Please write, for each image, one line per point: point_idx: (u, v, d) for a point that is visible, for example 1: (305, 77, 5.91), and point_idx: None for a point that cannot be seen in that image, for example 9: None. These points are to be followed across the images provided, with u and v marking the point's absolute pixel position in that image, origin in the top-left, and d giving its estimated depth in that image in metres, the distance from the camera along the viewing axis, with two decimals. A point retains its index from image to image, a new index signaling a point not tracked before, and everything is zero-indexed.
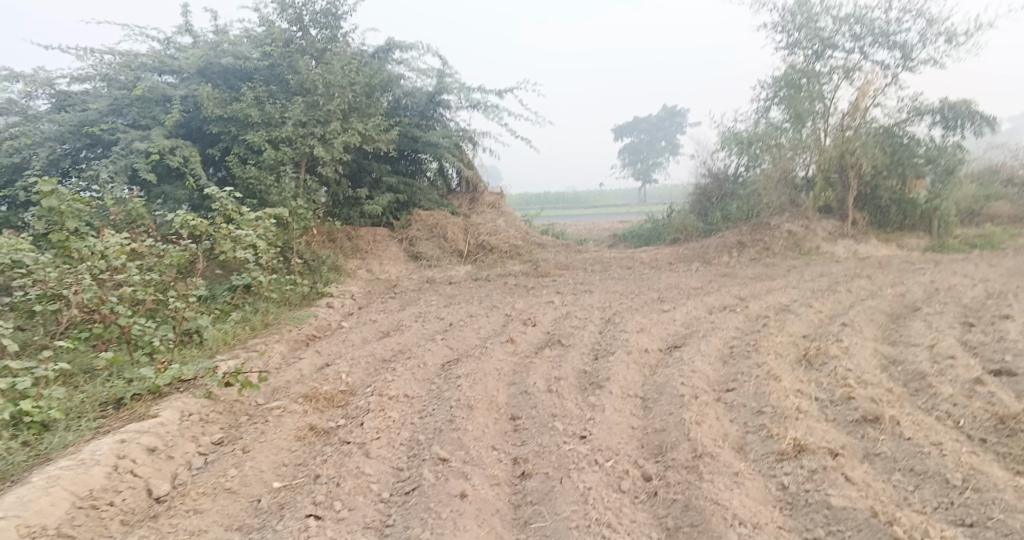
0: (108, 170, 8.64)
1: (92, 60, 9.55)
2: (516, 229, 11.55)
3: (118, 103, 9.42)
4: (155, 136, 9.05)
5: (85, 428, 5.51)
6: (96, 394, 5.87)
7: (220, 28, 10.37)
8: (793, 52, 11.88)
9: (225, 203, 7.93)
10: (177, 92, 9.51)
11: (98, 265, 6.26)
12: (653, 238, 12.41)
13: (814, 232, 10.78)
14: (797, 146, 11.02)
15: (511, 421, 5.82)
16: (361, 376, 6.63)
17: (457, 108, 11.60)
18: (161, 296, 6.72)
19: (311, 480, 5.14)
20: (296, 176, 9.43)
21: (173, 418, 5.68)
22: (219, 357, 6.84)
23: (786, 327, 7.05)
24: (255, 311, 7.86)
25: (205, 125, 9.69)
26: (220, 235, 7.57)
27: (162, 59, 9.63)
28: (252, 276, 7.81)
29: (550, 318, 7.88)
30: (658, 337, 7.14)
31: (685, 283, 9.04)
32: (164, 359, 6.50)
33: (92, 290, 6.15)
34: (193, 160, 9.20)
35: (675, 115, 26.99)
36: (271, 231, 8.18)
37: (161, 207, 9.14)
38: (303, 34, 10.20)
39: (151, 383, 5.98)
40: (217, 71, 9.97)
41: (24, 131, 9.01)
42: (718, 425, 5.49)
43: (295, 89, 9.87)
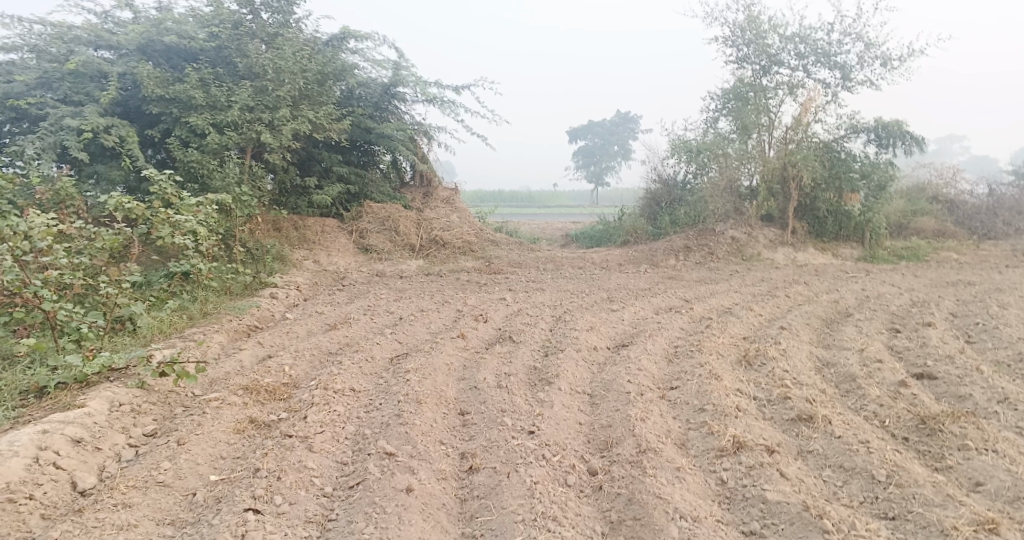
0: (34, 147, 8.42)
1: (19, 28, 9.23)
2: (469, 224, 11.61)
3: (47, 76, 9.08)
4: (88, 112, 8.82)
5: (3, 417, 5.38)
6: (16, 382, 5.74)
7: (164, 6, 10.17)
8: (741, 65, 12.25)
9: (164, 186, 7.80)
10: (113, 68, 9.21)
11: (20, 246, 6.00)
12: (604, 239, 12.65)
13: (755, 239, 11.15)
14: (743, 157, 11.36)
15: (459, 415, 5.92)
16: (305, 369, 6.63)
17: (412, 102, 11.63)
18: (91, 280, 6.56)
19: (249, 473, 5.12)
20: (240, 162, 9.33)
21: (102, 408, 5.63)
22: (153, 345, 6.73)
23: (727, 329, 7.32)
24: (193, 300, 7.75)
25: (144, 104, 9.43)
26: (158, 220, 7.44)
27: (98, 33, 9.37)
28: (192, 263, 7.67)
29: (501, 315, 7.99)
30: (606, 336, 7.32)
31: (633, 283, 9.27)
32: (92, 347, 6.40)
33: (14, 272, 5.93)
34: (131, 140, 8.96)
35: (629, 119, 27.39)
36: (212, 218, 8.09)
37: (92, 188, 8.92)
38: (254, 17, 10.22)
39: (77, 371, 5.84)
40: (159, 50, 9.66)
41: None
42: (661, 422, 5.69)
43: (244, 73, 9.78)
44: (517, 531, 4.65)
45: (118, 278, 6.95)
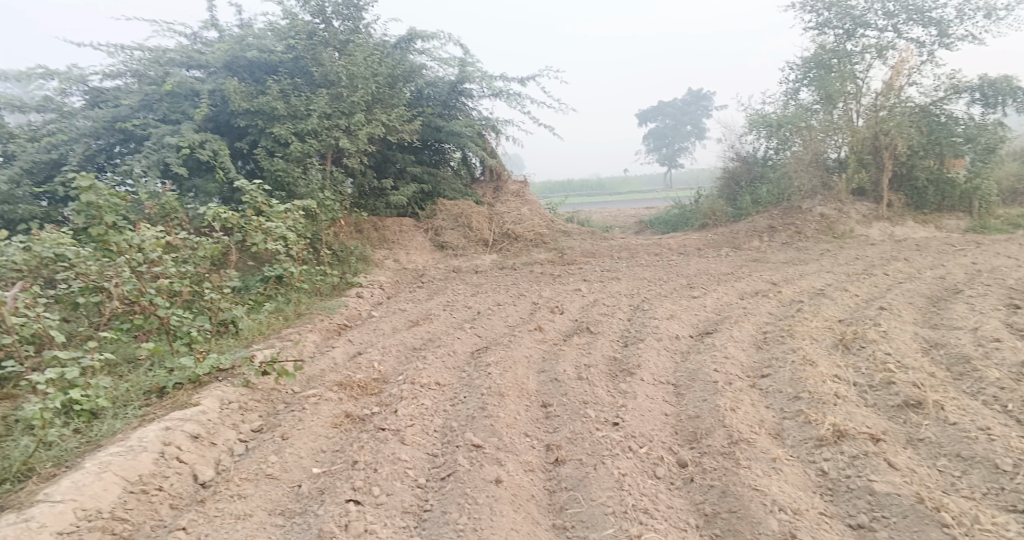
0: (140, 165, 8.77)
1: (122, 56, 9.57)
2: (540, 216, 11.46)
3: (148, 97, 9.45)
4: (185, 130, 9.07)
5: (131, 416, 5.57)
6: (140, 383, 5.94)
7: (245, 22, 10.37)
8: (822, 31, 11.66)
9: (256, 195, 7.91)
10: (205, 87, 9.45)
11: (136, 257, 6.40)
12: (681, 223, 12.25)
13: (846, 216, 10.61)
14: (828, 127, 10.79)
15: (541, 408, 5.78)
16: (393, 364, 6.65)
17: (479, 97, 11.55)
18: (197, 287, 6.84)
19: (348, 465, 5.14)
20: (322, 168, 9.52)
21: (215, 406, 5.74)
22: (256, 346, 6.87)
23: (820, 311, 6.95)
24: (288, 301, 7.91)
25: (233, 119, 9.66)
26: (251, 228, 7.62)
27: (189, 54, 9.63)
28: (284, 267, 7.91)
29: (577, 306, 7.82)
30: (688, 324, 7.06)
31: (715, 268, 8.93)
32: (202, 350, 6.59)
33: (132, 282, 6.29)
34: (223, 154, 9.18)
35: (701, 98, 26.72)
36: (301, 223, 8.23)
37: (194, 201, 9.24)
38: (326, 26, 10.16)
39: (191, 372, 6.05)
40: (243, 65, 9.88)
41: (60, 128, 9.10)
42: (753, 411, 5.41)
43: (320, 81, 9.88)
44: (608, 523, 4.51)
45: (221, 286, 7.20)
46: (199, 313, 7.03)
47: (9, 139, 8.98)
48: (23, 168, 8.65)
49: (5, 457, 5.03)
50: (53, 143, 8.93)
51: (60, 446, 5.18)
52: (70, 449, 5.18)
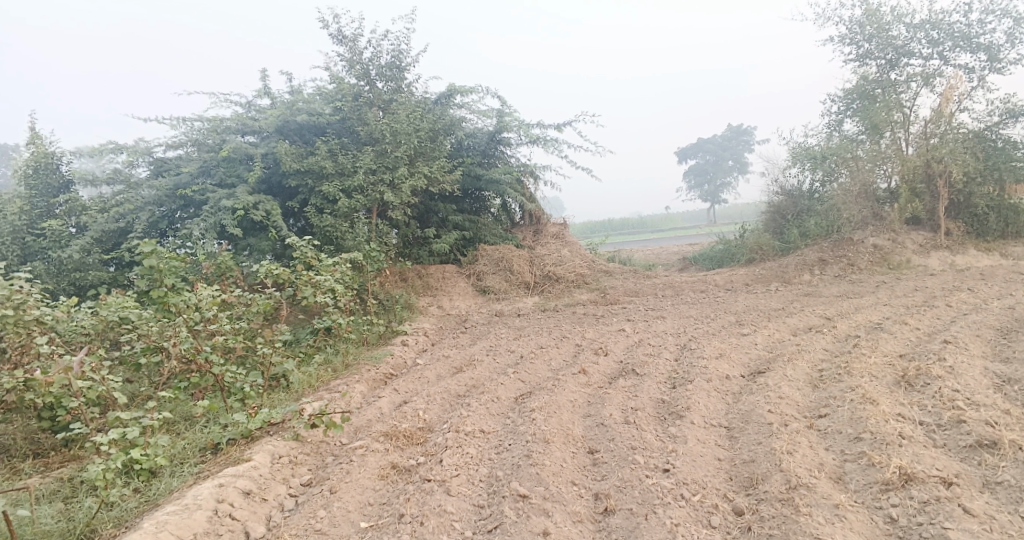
0: (199, 227, 8.92)
1: (183, 127, 9.92)
2: (581, 257, 11.34)
3: (206, 164, 9.76)
4: (240, 193, 9.29)
5: (187, 473, 5.57)
6: (195, 440, 5.96)
7: (295, 88, 10.65)
8: (863, 63, 11.44)
9: (305, 251, 8.04)
10: (258, 150, 9.68)
11: (192, 317, 6.55)
12: (725, 259, 11.73)
13: (902, 246, 10.24)
14: (876, 157, 10.46)
15: (589, 454, 5.58)
16: (437, 412, 6.54)
17: (517, 145, 11.57)
18: (250, 343, 6.93)
19: (395, 518, 5.03)
20: (368, 222, 9.60)
21: (265, 461, 5.70)
22: (305, 399, 6.85)
23: (879, 346, 6.63)
24: (336, 352, 7.90)
25: (285, 180, 9.89)
26: (302, 282, 7.65)
27: (244, 121, 9.86)
28: (334, 319, 7.88)
29: (622, 347, 7.63)
30: (739, 363, 6.80)
31: (765, 304, 8.66)
32: (255, 405, 6.62)
33: (189, 341, 6.36)
34: (275, 213, 9.41)
35: (743, 133, 26.41)
36: (349, 274, 8.27)
37: (249, 259, 9.37)
38: (371, 87, 10.39)
39: (243, 428, 6.03)
40: (293, 128, 10.15)
41: (127, 198, 9.39)
42: (812, 454, 5.12)
43: (365, 139, 10.02)
44: None
45: (273, 340, 7.26)
46: (252, 369, 7.08)
47: (81, 211, 9.32)
48: (93, 237, 8.96)
49: (69, 520, 5.08)
50: (120, 212, 9.20)
51: (121, 506, 5.18)
52: (130, 509, 5.18)
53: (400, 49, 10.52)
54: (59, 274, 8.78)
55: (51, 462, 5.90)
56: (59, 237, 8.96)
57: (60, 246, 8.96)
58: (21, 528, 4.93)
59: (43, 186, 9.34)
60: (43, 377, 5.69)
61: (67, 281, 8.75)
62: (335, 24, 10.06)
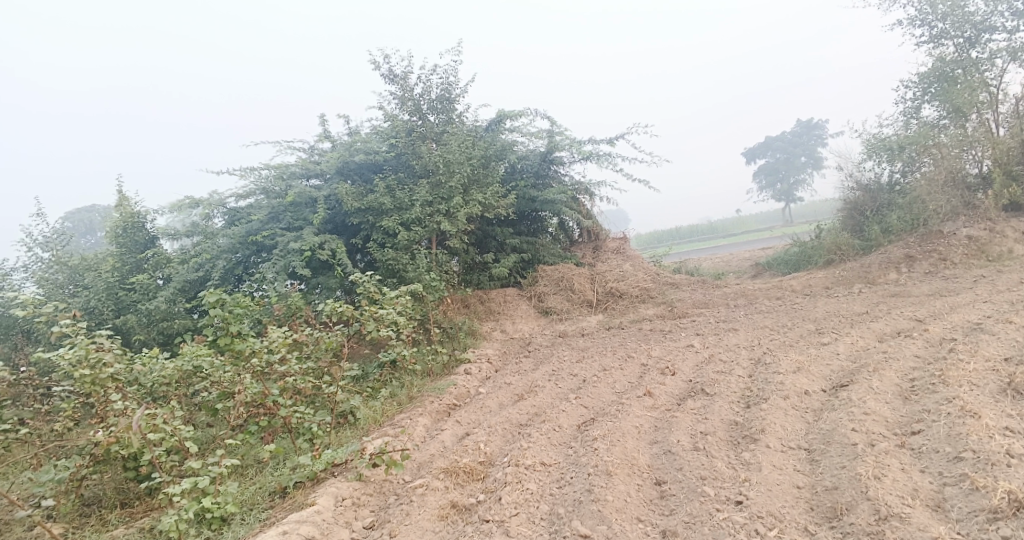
0: (271, 270, 8.94)
1: (252, 177, 9.96)
2: (645, 270, 10.87)
3: (275, 210, 9.76)
4: (305, 234, 9.29)
5: (255, 521, 5.37)
6: (265, 484, 5.79)
7: (353, 129, 10.72)
8: (939, 43, 10.54)
9: (368, 285, 7.87)
10: (322, 193, 9.73)
11: (262, 359, 6.34)
12: (802, 262, 10.93)
13: (1001, 235, 9.16)
14: (962, 141, 9.77)
15: (656, 486, 5.15)
16: (499, 444, 6.18)
17: (571, 163, 11.25)
18: (318, 382, 6.75)
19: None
20: (429, 252, 9.44)
21: (328, 505, 5.43)
22: (370, 436, 6.60)
23: (979, 350, 5.94)
24: (401, 385, 7.68)
25: (348, 218, 9.87)
26: (366, 317, 7.44)
27: (308, 165, 9.98)
28: (398, 351, 7.68)
29: (691, 365, 7.15)
30: (819, 377, 6.24)
31: (846, 308, 8.01)
32: (324, 444, 6.39)
33: (256, 386, 6.24)
34: (340, 251, 9.31)
35: (813, 128, 25.03)
36: (411, 306, 8.00)
37: (319, 298, 9.29)
38: (423, 122, 10.31)
39: (309, 470, 5.78)
40: (354, 168, 10.15)
41: (205, 248, 9.45)
42: (905, 478, 4.56)
43: (421, 172, 9.89)
44: None
45: (341, 378, 7.07)
46: (321, 408, 6.89)
47: (167, 264, 9.51)
48: (176, 287, 9.06)
49: None
50: (198, 262, 9.30)
51: None
52: None
53: (449, 81, 10.42)
54: (149, 323, 8.97)
55: (136, 512, 5.72)
56: (147, 290, 9.18)
57: (148, 297, 9.18)
58: None
59: (131, 242, 9.62)
60: (109, 437, 5.44)
61: (157, 331, 8.91)
62: (386, 63, 10.06)
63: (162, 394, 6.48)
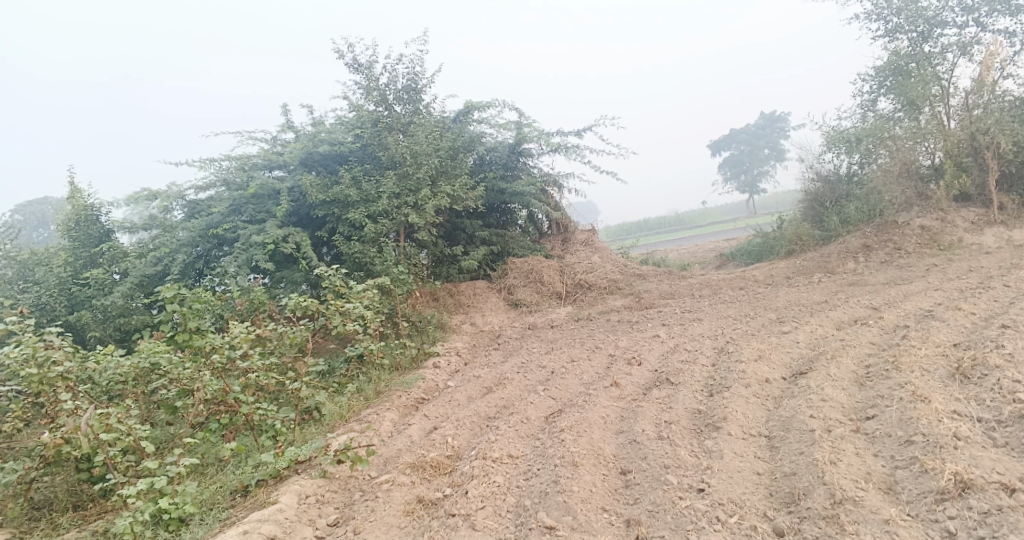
0: (233, 264, 8.84)
1: (212, 168, 9.86)
2: (612, 262, 10.97)
3: (236, 202, 9.65)
4: (269, 227, 9.22)
5: (214, 521, 5.33)
6: (226, 483, 5.75)
7: (317, 119, 10.65)
8: (894, 37, 10.78)
9: (333, 279, 7.84)
10: (285, 185, 9.69)
11: (221, 357, 6.29)
12: (764, 252, 11.14)
13: (952, 224, 9.46)
14: (916, 134, 9.97)
15: (621, 476, 5.26)
16: (467, 438, 6.24)
17: (539, 155, 11.31)
18: (282, 378, 6.72)
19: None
20: (396, 245, 9.43)
21: (293, 502, 5.43)
22: (335, 432, 6.59)
23: (931, 336, 6.13)
24: (368, 380, 7.68)
25: (312, 210, 9.82)
26: (331, 311, 7.41)
27: (270, 156, 9.91)
28: (366, 345, 7.60)
29: (657, 355, 7.28)
30: (779, 365, 6.40)
31: (806, 297, 8.20)
32: (287, 441, 6.37)
33: (215, 384, 6.17)
34: (305, 245, 9.25)
35: (777, 120, 25.47)
36: (377, 300, 7.98)
37: (283, 292, 9.23)
38: (389, 111, 10.27)
39: (272, 467, 5.79)
40: (317, 159, 10.11)
41: (162, 242, 9.31)
42: (858, 462, 4.73)
43: (387, 164, 9.86)
44: None
45: (306, 374, 7.05)
46: (285, 405, 6.87)
47: (123, 258, 9.35)
48: (133, 282, 8.93)
49: None
50: (157, 256, 9.17)
51: None
52: None
53: (415, 71, 10.39)
54: (105, 320, 8.86)
55: (89, 514, 5.66)
56: (102, 285, 9.03)
57: (104, 293, 9.03)
58: None
59: (85, 235, 9.49)
60: (54, 440, 5.40)
61: (113, 327, 8.80)
62: (350, 52, 10.00)
63: (118, 392, 6.46)
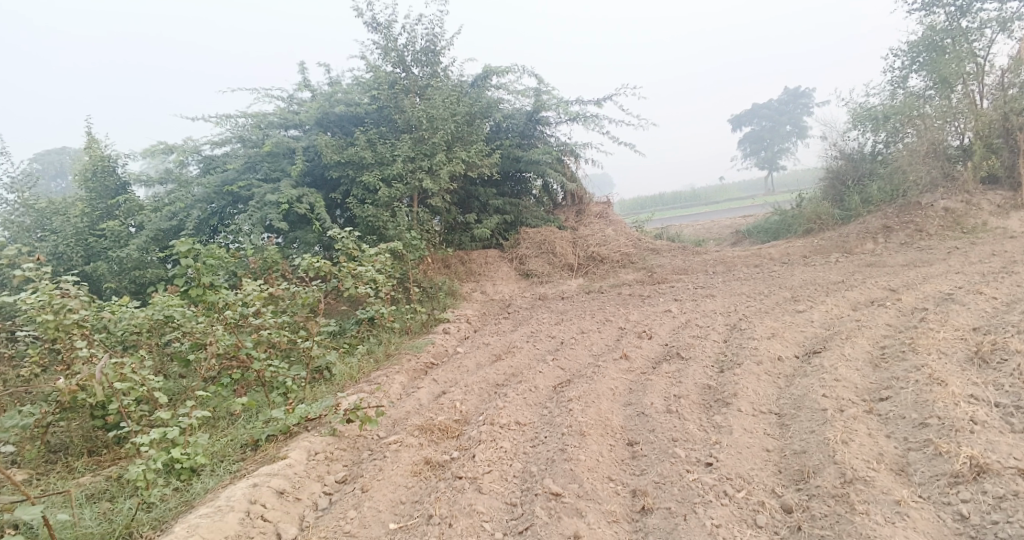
0: (247, 223, 8.79)
1: (229, 125, 9.77)
2: (626, 236, 10.86)
3: (251, 160, 9.57)
4: (283, 187, 9.15)
5: (225, 473, 5.34)
6: (236, 437, 5.74)
7: (334, 80, 10.52)
8: (930, 12, 10.50)
9: (346, 241, 7.78)
10: (300, 144, 9.57)
11: (234, 313, 6.27)
12: (782, 230, 10.99)
13: (977, 207, 9.26)
14: (946, 113, 9.75)
15: (628, 447, 5.22)
16: (475, 403, 6.21)
17: (557, 123, 11.15)
18: (294, 336, 6.70)
19: (424, 520, 4.77)
20: (410, 211, 9.35)
21: (301, 458, 5.43)
22: (345, 392, 6.57)
23: (950, 320, 6.02)
24: (379, 342, 7.66)
25: (327, 172, 9.73)
26: (344, 273, 7.36)
27: (286, 115, 9.77)
28: (377, 309, 7.64)
29: (668, 329, 7.20)
30: (792, 343, 6.32)
31: (823, 277, 8.08)
32: (297, 399, 6.37)
33: (227, 339, 6.15)
34: (319, 206, 9.17)
35: (800, 96, 24.99)
36: (390, 264, 7.92)
37: (296, 252, 9.20)
38: (407, 74, 10.13)
39: (282, 424, 5.74)
40: (333, 120, 10.00)
41: (178, 197, 9.29)
42: (871, 443, 4.66)
43: (403, 128, 9.74)
44: None
45: (318, 333, 7.02)
46: (296, 363, 6.85)
47: (139, 212, 9.33)
48: (149, 236, 8.92)
49: (110, 522, 4.89)
50: (172, 211, 9.12)
51: (161, 507, 4.99)
52: (169, 509, 4.98)
53: (434, 33, 10.22)
54: (121, 272, 8.84)
55: (103, 461, 5.70)
56: (118, 237, 9.02)
57: (120, 245, 9.03)
58: (63, 531, 4.75)
59: (102, 188, 9.43)
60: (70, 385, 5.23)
61: (128, 280, 8.79)
62: (369, 11, 9.84)
63: (132, 342, 6.41)
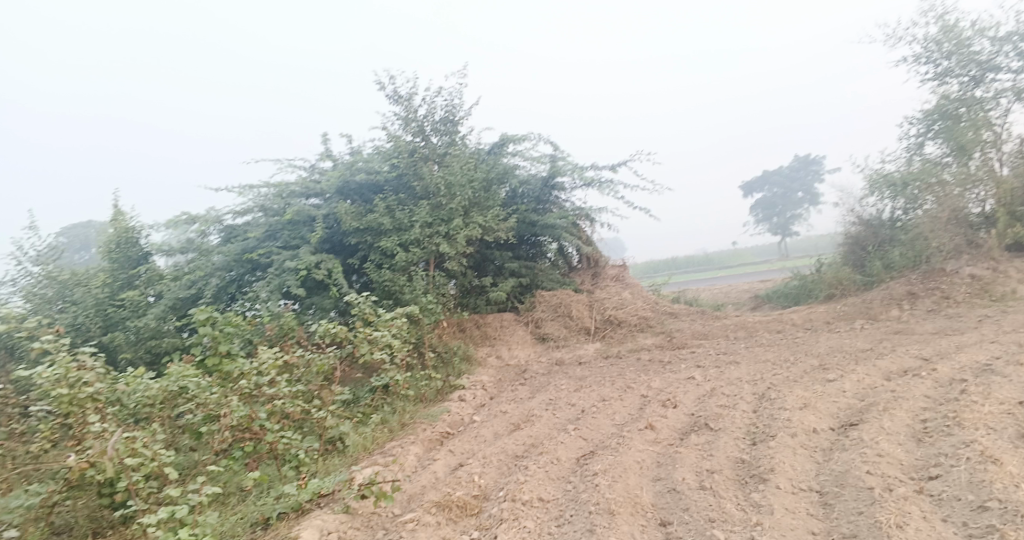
0: (265, 289, 8.62)
1: (251, 194, 9.70)
2: (644, 299, 10.66)
3: (272, 228, 9.53)
4: (302, 253, 9.01)
5: None
6: (246, 515, 5.43)
7: (355, 150, 10.47)
8: (943, 81, 10.57)
9: (362, 306, 7.60)
10: (320, 212, 9.46)
11: (248, 383, 6.05)
12: (802, 295, 10.83)
13: (1005, 274, 9.01)
14: (965, 180, 9.66)
15: (661, 528, 4.88)
16: (494, 476, 5.89)
17: (572, 189, 11.09)
18: (308, 405, 6.42)
19: None
20: (426, 275, 9.19)
21: (315, 538, 5.09)
22: (358, 465, 6.28)
23: (993, 393, 5.74)
24: (393, 411, 7.35)
25: (345, 238, 9.60)
26: (360, 338, 7.19)
27: (308, 184, 9.70)
28: (391, 376, 7.38)
29: (693, 398, 6.91)
30: (826, 414, 6.02)
31: (850, 344, 7.84)
32: (310, 473, 6.07)
33: (241, 410, 5.92)
34: (337, 272, 9.04)
35: (810, 163, 25.11)
36: (407, 328, 7.70)
37: (312, 318, 8.93)
38: (426, 143, 10.08)
39: (293, 499, 5.49)
40: (354, 188, 9.91)
41: (197, 265, 9.12)
42: (926, 528, 4.36)
43: (422, 194, 9.65)
44: None
45: (332, 402, 6.76)
46: (309, 434, 6.56)
47: (159, 281, 9.25)
48: (167, 305, 8.73)
49: None
50: (191, 280, 8.95)
51: None
52: None
53: (454, 103, 10.27)
54: (137, 342, 8.62)
55: None
56: (137, 307, 8.85)
57: (138, 315, 8.84)
58: None
59: (125, 258, 9.26)
60: (79, 462, 5.13)
61: (144, 349, 8.55)
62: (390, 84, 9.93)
63: (145, 415, 6.09)
